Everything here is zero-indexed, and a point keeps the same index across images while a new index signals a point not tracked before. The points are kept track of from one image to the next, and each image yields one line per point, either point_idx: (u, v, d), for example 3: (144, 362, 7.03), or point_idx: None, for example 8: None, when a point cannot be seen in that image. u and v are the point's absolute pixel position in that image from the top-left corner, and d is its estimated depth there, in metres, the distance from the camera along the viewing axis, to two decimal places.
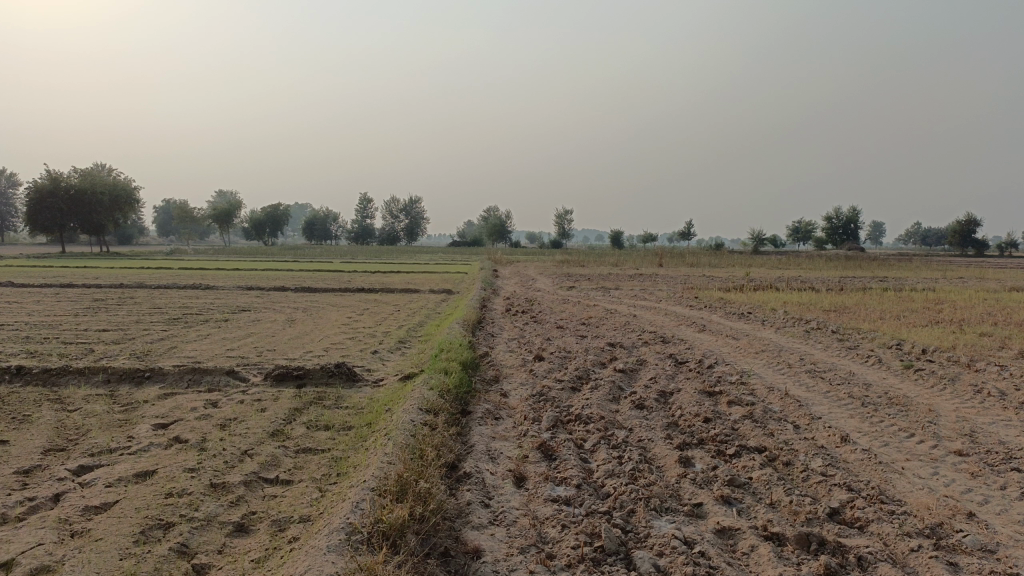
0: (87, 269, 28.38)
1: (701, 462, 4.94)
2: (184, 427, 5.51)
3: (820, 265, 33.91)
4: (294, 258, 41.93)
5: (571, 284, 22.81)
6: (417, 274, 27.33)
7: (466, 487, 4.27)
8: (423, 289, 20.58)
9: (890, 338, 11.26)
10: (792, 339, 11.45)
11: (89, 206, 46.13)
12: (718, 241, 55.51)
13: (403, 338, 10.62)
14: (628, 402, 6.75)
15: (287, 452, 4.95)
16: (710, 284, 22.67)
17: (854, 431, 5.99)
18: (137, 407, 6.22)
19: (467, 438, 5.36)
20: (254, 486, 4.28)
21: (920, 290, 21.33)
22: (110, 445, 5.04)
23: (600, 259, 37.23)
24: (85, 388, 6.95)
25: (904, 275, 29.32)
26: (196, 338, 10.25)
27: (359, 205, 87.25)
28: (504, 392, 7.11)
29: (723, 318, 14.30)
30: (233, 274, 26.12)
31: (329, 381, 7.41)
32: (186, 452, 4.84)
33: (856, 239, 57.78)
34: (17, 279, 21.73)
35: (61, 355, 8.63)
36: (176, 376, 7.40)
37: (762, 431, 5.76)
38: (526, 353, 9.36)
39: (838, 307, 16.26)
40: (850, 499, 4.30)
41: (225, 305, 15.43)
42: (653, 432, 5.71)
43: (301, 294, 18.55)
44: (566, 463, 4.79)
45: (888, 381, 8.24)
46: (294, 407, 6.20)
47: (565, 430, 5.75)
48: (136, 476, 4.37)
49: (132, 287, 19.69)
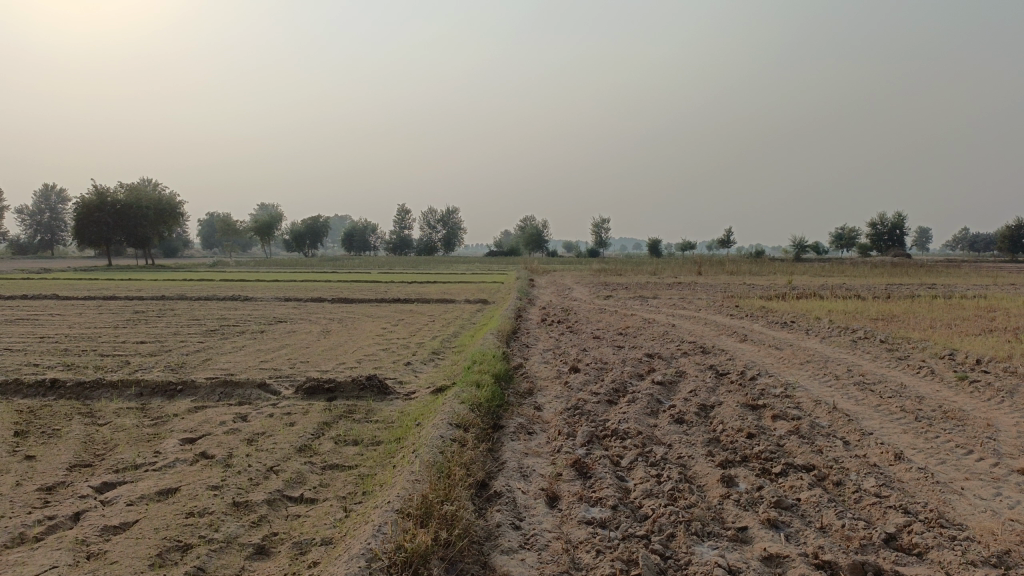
0: (131, 281, 28.88)
1: (744, 482, 4.68)
2: (211, 441, 5.41)
3: (866, 272, 33.04)
4: (333, 269, 42.19)
5: (609, 293, 22.55)
6: (454, 285, 27.31)
7: (495, 508, 4.08)
8: (459, 299, 20.46)
9: (943, 348, 10.79)
10: (838, 349, 11.05)
11: (134, 220, 47.13)
12: (758, 249, 54.56)
13: (437, 349, 10.49)
14: (667, 416, 6.50)
15: (313, 469, 4.81)
16: (751, 293, 22.18)
17: (908, 448, 5.66)
18: (166, 420, 6.15)
19: (498, 454, 5.18)
20: (277, 505, 4.14)
21: (972, 297, 20.57)
22: (136, 461, 4.96)
23: (639, 267, 36.83)
24: (117, 401, 6.92)
25: (955, 282, 28.40)
26: (231, 350, 10.24)
27: (397, 216, 87.77)
28: (538, 405, 6.91)
29: (765, 327, 13.91)
30: (272, 285, 26.32)
31: (360, 394, 7.28)
32: (211, 468, 4.72)
33: (901, 246, 56.36)
34: (63, 291, 22.19)
35: (96, 368, 8.66)
36: (208, 389, 7.33)
37: (809, 448, 5.47)
38: (561, 365, 9.14)
39: (886, 315, 15.73)
40: (907, 523, 4.00)
41: (263, 316, 15.47)
42: (694, 448, 5.46)
43: (338, 305, 18.57)
44: (602, 482, 4.57)
45: (941, 394, 7.85)
46: (323, 421, 6.07)
47: (601, 446, 5.52)
48: (158, 494, 4.26)
49: (173, 300, 19.95)
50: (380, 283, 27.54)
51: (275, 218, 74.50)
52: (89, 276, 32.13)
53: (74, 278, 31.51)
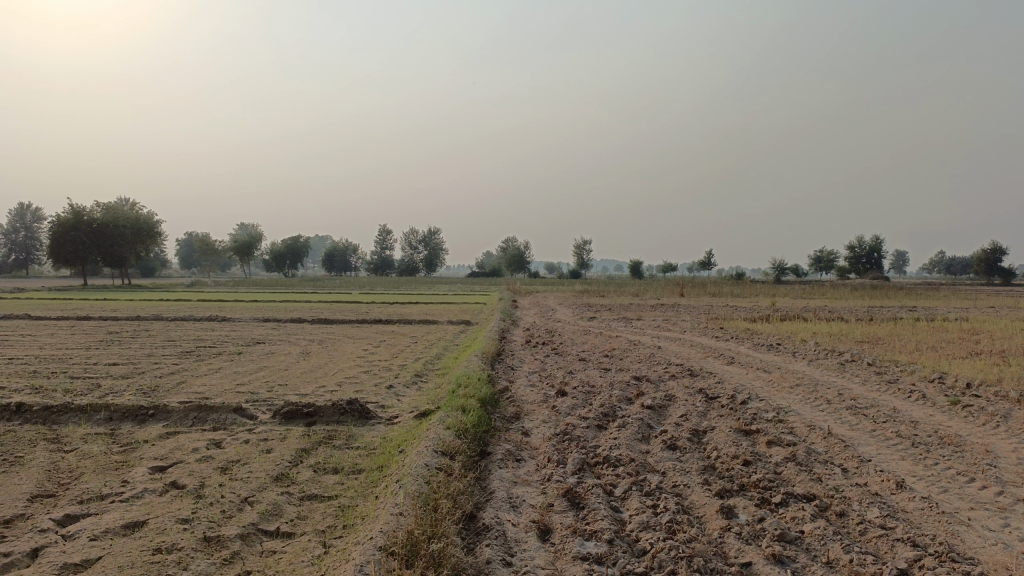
0: (106, 300, 28.33)
1: (745, 513, 4.48)
2: (182, 470, 5.12)
3: (846, 294, 33.23)
4: (313, 290, 41.82)
5: (592, 315, 22.41)
6: (435, 305, 27.05)
7: (485, 543, 3.85)
8: (441, 321, 20.18)
9: (931, 371, 10.69)
10: (827, 372, 10.93)
11: (111, 239, 46.44)
12: (739, 272, 54.70)
13: (420, 372, 10.22)
14: (659, 442, 6.30)
15: (291, 500, 4.54)
16: (734, 315, 22.07)
17: (908, 475, 5.49)
18: (136, 447, 5.85)
19: (487, 483, 4.95)
20: (252, 540, 3.88)
21: (953, 320, 20.61)
22: (102, 491, 4.66)
23: (621, 288, 36.79)
24: (85, 427, 6.60)
25: (934, 304, 28.61)
26: (207, 372, 9.92)
27: (379, 236, 87.30)
28: (526, 430, 6.68)
29: (751, 350, 13.79)
30: (251, 305, 25.87)
31: (341, 419, 7.01)
32: (182, 500, 4.44)
33: (880, 268, 56.81)
34: (35, 311, 21.64)
35: (65, 391, 8.32)
36: (181, 413, 7.03)
37: (808, 477, 5.28)
38: (548, 388, 8.91)
39: (871, 338, 15.67)
40: (917, 557, 3.81)
41: (240, 337, 15.11)
42: (689, 476, 5.26)
43: (318, 326, 18.23)
44: (595, 513, 4.35)
45: (935, 418, 7.71)
46: (301, 448, 5.81)
47: (593, 474, 5.30)
48: (124, 528, 3.98)
49: (149, 320, 19.50)
50: (361, 304, 27.22)
51: (255, 238, 73.94)
52: (63, 296, 31.36)
53: (48, 297, 30.94)
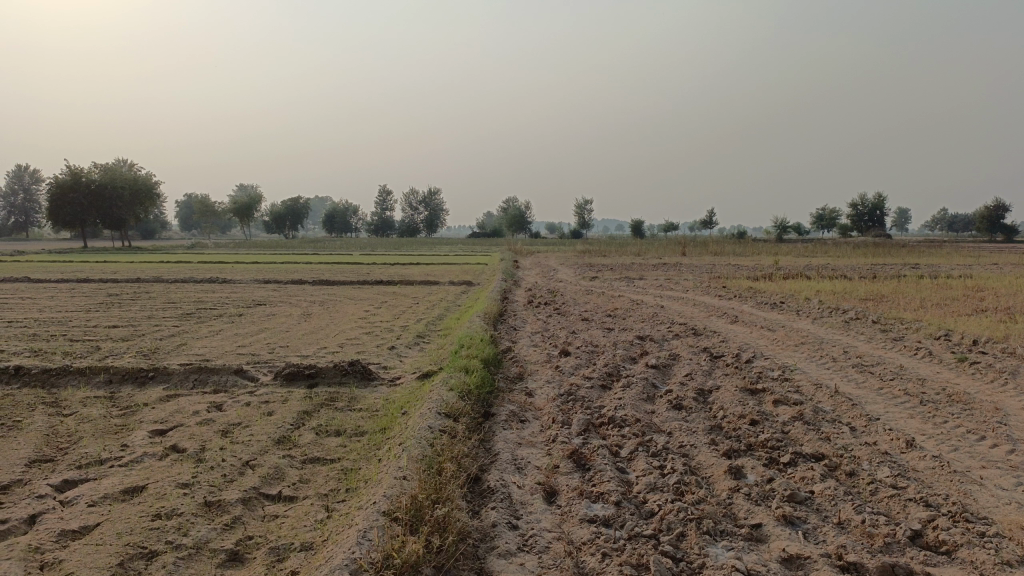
0: (107, 263, 28.23)
1: (753, 473, 4.41)
2: (182, 433, 5.06)
3: (849, 252, 33.05)
4: (314, 251, 41.67)
5: (594, 275, 22.32)
6: (436, 266, 26.93)
7: (490, 506, 3.78)
8: (442, 281, 20.10)
9: (937, 328, 10.60)
10: (832, 329, 10.84)
11: (109, 200, 46.13)
12: (740, 230, 54.40)
13: (422, 333, 10.15)
14: (664, 402, 6.22)
15: (292, 463, 4.48)
16: (736, 274, 21.96)
17: (918, 434, 5.42)
18: (136, 410, 5.78)
19: (491, 445, 4.88)
20: (253, 504, 3.81)
21: (956, 277, 20.49)
22: (100, 455, 4.60)
23: (624, 248, 36.65)
24: (84, 390, 6.53)
25: (937, 261, 28.47)
26: (207, 334, 9.84)
27: (379, 197, 86.68)
28: (529, 391, 6.61)
29: (754, 308, 13.70)
30: (252, 267, 25.76)
31: (342, 380, 6.94)
32: (181, 464, 4.38)
33: (882, 226, 56.52)
34: (35, 274, 21.54)
35: (64, 354, 8.25)
36: (181, 376, 6.96)
37: (816, 436, 5.21)
38: (552, 348, 8.83)
39: (875, 295, 15.56)
40: (930, 518, 3.74)
41: (241, 299, 15.02)
42: (696, 437, 5.19)
43: (319, 287, 18.14)
44: (602, 474, 4.28)
45: (942, 376, 7.64)
46: (303, 410, 5.74)
47: (599, 434, 5.23)
48: (124, 494, 3.92)
49: (150, 282, 19.41)
50: (362, 265, 27.10)
51: (254, 199, 73.52)
52: (63, 258, 31.18)
53: (48, 258, 30.84)
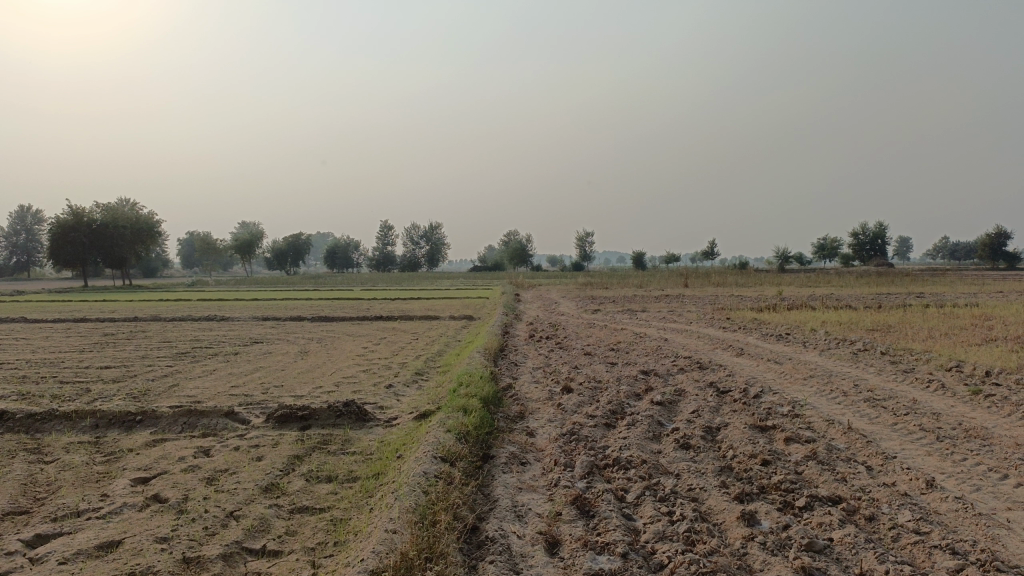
0: (107, 302, 28.08)
1: (768, 519, 4.16)
2: (166, 482, 4.81)
3: (851, 281, 32.84)
4: (314, 286, 41.54)
5: (596, 307, 22.13)
6: (437, 301, 26.73)
7: (488, 560, 3.53)
8: (443, 316, 19.89)
9: (948, 360, 10.35)
10: (841, 362, 10.60)
11: (110, 239, 46.18)
12: (741, 261, 54.31)
13: (421, 370, 9.92)
14: (671, 441, 5.98)
15: (280, 513, 4.24)
16: (740, 305, 21.75)
17: (938, 473, 5.18)
18: (120, 457, 5.54)
19: (490, 491, 4.63)
20: (235, 561, 3.57)
21: (962, 305, 20.24)
22: (78, 507, 4.36)
23: (625, 280, 36.48)
24: (69, 435, 6.30)
25: (941, 290, 28.25)
26: (201, 374, 9.61)
27: (380, 233, 86.84)
28: (531, 430, 6.37)
29: (760, 340, 13.45)
30: (252, 304, 25.56)
31: (336, 422, 6.70)
32: (162, 516, 4.14)
33: (884, 255, 56.39)
34: (32, 314, 21.37)
35: (52, 397, 8.03)
36: (170, 419, 6.72)
37: (832, 477, 4.96)
38: (553, 385, 8.58)
39: (881, 325, 15.32)
40: (959, 568, 3.48)
41: (238, 337, 14.80)
42: (705, 479, 4.94)
43: (318, 324, 17.94)
44: (607, 522, 4.03)
45: (958, 409, 7.39)
46: (294, 455, 5.50)
47: (603, 477, 4.98)
48: (98, 549, 3.68)
49: (147, 321, 19.21)
50: (362, 301, 26.93)
51: (256, 236, 73.66)
52: (62, 297, 31.00)
53: (46, 298, 30.74)
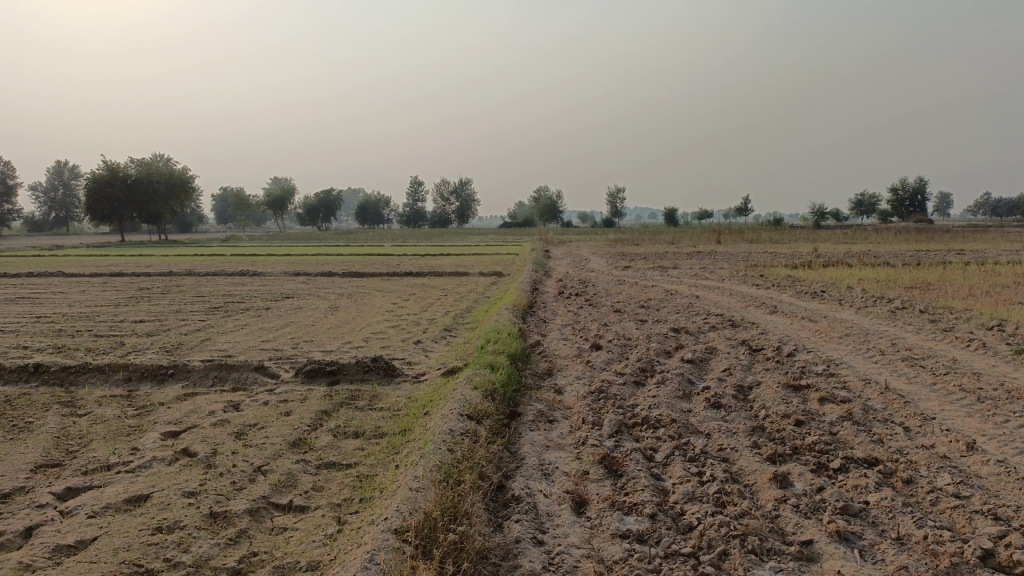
0: (143, 257, 28.48)
1: (801, 481, 4.05)
2: (195, 436, 4.84)
3: (890, 238, 32.10)
4: (345, 242, 41.75)
5: (627, 264, 21.93)
6: (466, 257, 26.68)
7: (514, 519, 3.49)
8: (473, 272, 19.84)
9: (990, 318, 10.06)
10: (878, 320, 10.36)
11: (145, 195, 46.65)
12: (775, 218, 53.38)
13: (449, 326, 9.89)
14: (702, 400, 5.88)
15: (307, 469, 4.23)
16: (773, 262, 21.39)
17: (978, 435, 5.02)
18: (151, 411, 5.60)
19: (517, 449, 4.59)
20: (262, 516, 3.58)
21: (1005, 263, 19.67)
22: (109, 460, 4.41)
23: (657, 236, 36.08)
24: (102, 389, 6.38)
25: (983, 246, 27.51)
26: (232, 328, 9.69)
27: (411, 188, 86.84)
28: (559, 388, 6.31)
29: (794, 298, 13.19)
30: (284, 259, 25.73)
31: (365, 377, 6.70)
32: (190, 470, 4.16)
33: (923, 211, 55.00)
34: (70, 268, 21.72)
35: (87, 350, 8.14)
36: (201, 373, 6.78)
37: (868, 438, 4.84)
38: (582, 342, 8.50)
39: (920, 283, 14.95)
40: (1002, 534, 3.35)
41: (270, 292, 14.90)
42: (737, 439, 4.84)
43: (349, 280, 18.00)
44: (635, 482, 3.97)
45: (999, 369, 7.18)
46: (322, 410, 5.51)
47: (632, 436, 4.91)
48: (127, 503, 3.71)
49: (181, 276, 19.43)
50: (391, 257, 26.97)
51: (287, 191, 73.94)
52: (99, 252, 31.48)
53: (84, 252, 31.26)
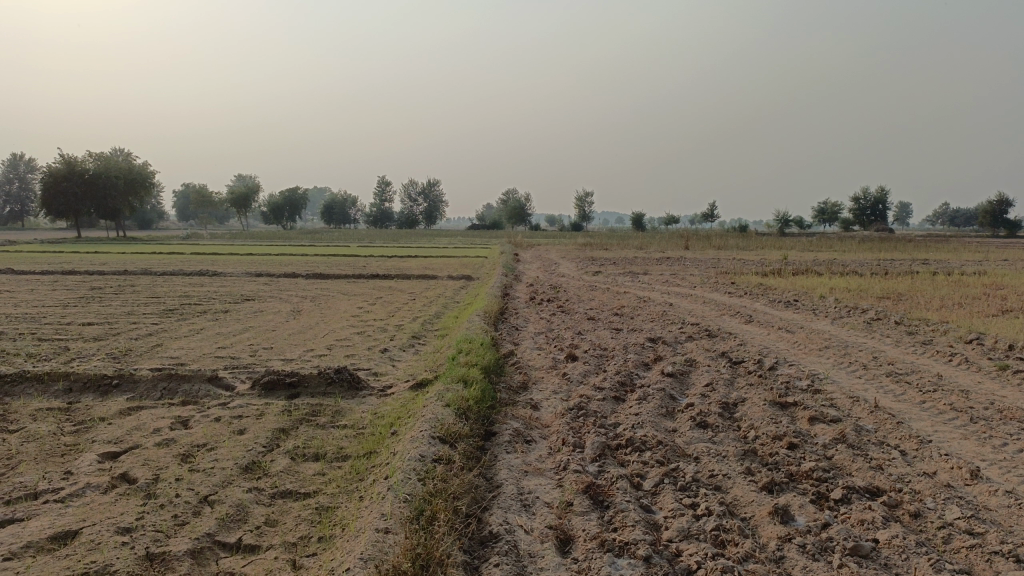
0: (99, 254, 27.47)
1: (803, 516, 3.74)
2: (136, 458, 4.37)
3: (855, 247, 32.32)
4: (310, 242, 40.97)
5: (597, 269, 21.65)
6: (434, 259, 26.14)
7: (493, 563, 3.11)
8: (441, 275, 19.38)
9: (968, 331, 9.91)
10: (855, 331, 10.17)
11: (104, 190, 45.30)
12: (741, 224, 53.73)
13: (418, 333, 9.48)
14: (687, 418, 5.54)
15: (260, 499, 3.80)
16: (744, 269, 21.23)
17: (978, 460, 4.76)
18: (91, 427, 5.11)
19: (492, 476, 4.21)
20: (206, 558, 3.15)
21: (970, 274, 19.80)
22: (37, 487, 3.93)
23: (625, 241, 35.96)
24: (38, 401, 5.86)
25: (945, 257, 27.80)
26: (187, 333, 9.14)
27: (378, 188, 86.05)
28: (535, 404, 5.93)
29: (768, 307, 12.99)
30: (248, 259, 24.99)
31: (327, 390, 6.26)
32: (128, 501, 3.71)
33: (883, 221, 55.74)
34: (19, 265, 20.77)
35: (27, 356, 7.56)
36: (149, 383, 6.28)
37: (866, 464, 4.54)
38: (557, 352, 8.16)
39: (891, 293, 14.87)
40: None
41: (229, 293, 14.31)
42: (727, 464, 4.52)
43: (313, 282, 17.42)
44: (625, 516, 3.62)
45: (986, 387, 6.97)
46: (279, 428, 5.06)
47: (616, 461, 4.55)
48: (52, 542, 3.25)
49: (137, 274, 18.67)
50: (358, 258, 26.37)
51: (252, 189, 72.57)
52: (54, 248, 30.44)
53: (36, 248, 30.09)
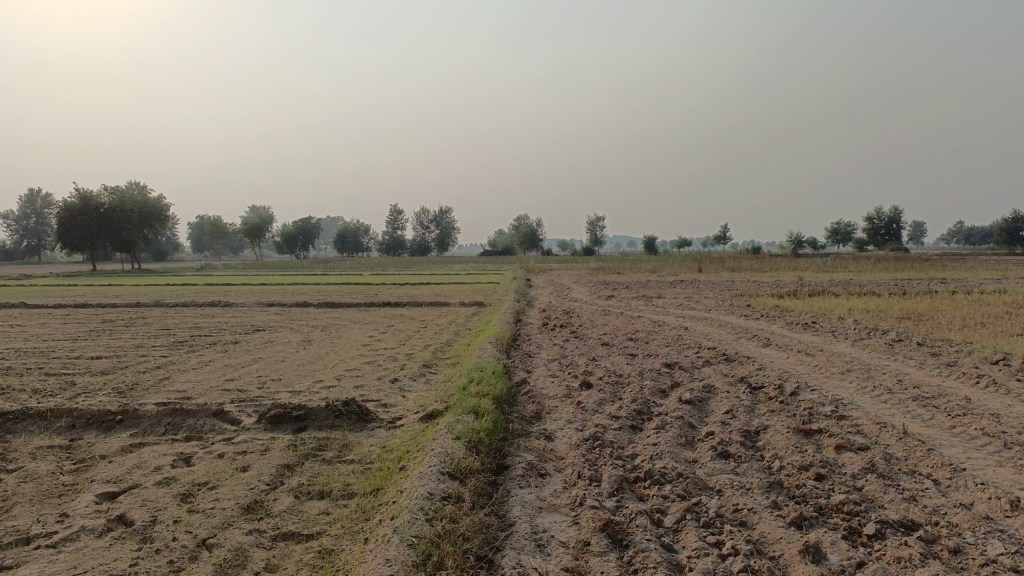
0: (113, 286, 27.53)
1: (836, 554, 3.51)
2: (134, 499, 4.20)
3: (870, 266, 31.96)
4: (323, 271, 41.08)
5: (610, 293, 21.44)
6: (445, 286, 26.03)
7: None
8: (452, 302, 19.23)
9: (994, 352, 9.62)
10: (877, 353, 9.90)
11: (119, 223, 45.64)
12: (754, 247, 53.40)
13: (429, 362, 9.31)
14: (707, 448, 5.32)
15: (260, 542, 3.62)
16: (759, 290, 20.95)
17: (1016, 489, 4.51)
18: (91, 466, 4.95)
19: (505, 513, 4.01)
20: None
21: (991, 292, 19.44)
22: (30, 531, 3.77)
23: (639, 265, 35.76)
24: (40, 439, 5.71)
25: (964, 276, 27.40)
26: (195, 366, 9.01)
27: (391, 217, 86.51)
28: (549, 435, 5.73)
29: (786, 330, 12.74)
30: (260, 289, 24.98)
31: (334, 423, 6.08)
32: (123, 546, 3.54)
33: (899, 240, 55.22)
34: (32, 299, 20.79)
35: (32, 392, 7.44)
36: (153, 419, 6.13)
37: (899, 495, 4.31)
38: (571, 380, 7.96)
39: (912, 313, 14.56)
40: None
41: (240, 324, 14.22)
42: (752, 497, 4.29)
43: (324, 310, 17.33)
44: (646, 557, 3.40)
45: (1017, 410, 6.70)
46: (284, 465, 4.88)
47: (635, 495, 4.34)
48: None
49: (149, 306, 18.64)
50: (370, 286, 26.29)
51: (265, 219, 73.05)
52: (68, 283, 30.43)
53: (49, 281, 30.23)
